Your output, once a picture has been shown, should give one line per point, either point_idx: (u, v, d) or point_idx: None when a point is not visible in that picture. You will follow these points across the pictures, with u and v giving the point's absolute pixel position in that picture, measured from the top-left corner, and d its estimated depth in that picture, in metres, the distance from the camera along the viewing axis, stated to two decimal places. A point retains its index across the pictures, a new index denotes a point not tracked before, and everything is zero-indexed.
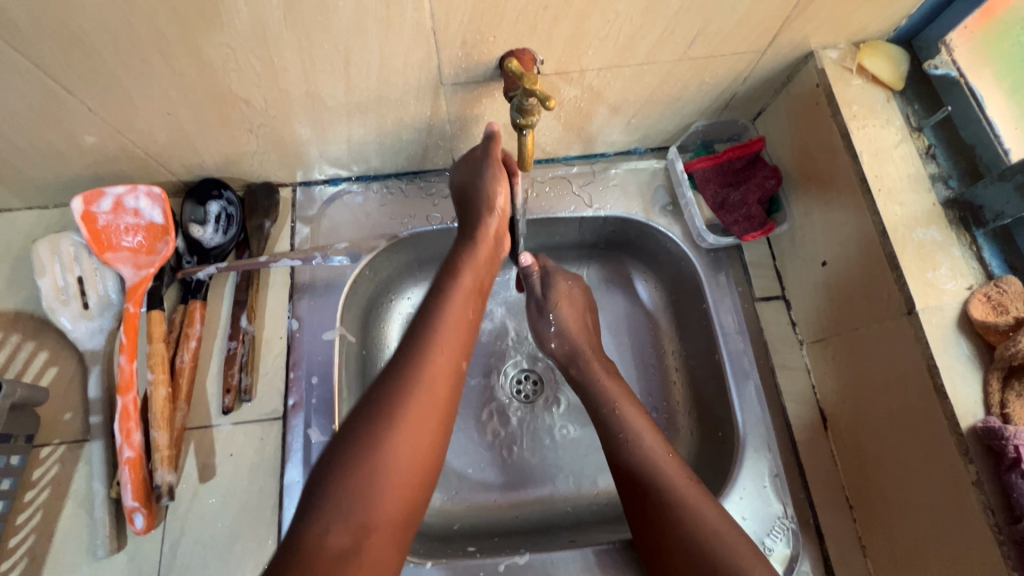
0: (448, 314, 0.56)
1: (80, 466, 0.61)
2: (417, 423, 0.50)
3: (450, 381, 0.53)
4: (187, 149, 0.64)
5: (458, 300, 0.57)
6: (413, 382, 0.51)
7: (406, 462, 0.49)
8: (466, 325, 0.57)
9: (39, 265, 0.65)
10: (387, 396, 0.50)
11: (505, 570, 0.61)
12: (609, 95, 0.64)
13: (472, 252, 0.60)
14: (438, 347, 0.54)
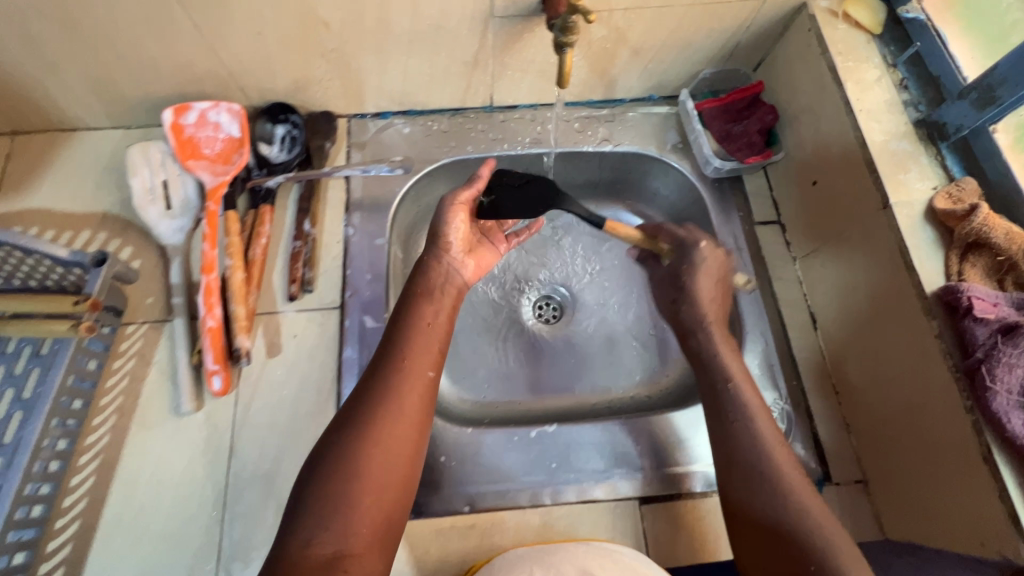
0: (414, 329, 0.61)
1: (162, 341, 0.70)
2: (390, 448, 0.53)
3: (421, 395, 0.57)
4: (266, 72, 0.73)
5: (420, 312, 0.62)
6: (380, 397, 0.55)
7: (387, 463, 0.52)
8: (428, 331, 0.61)
9: (131, 166, 0.74)
10: (356, 416, 0.54)
11: (536, 436, 0.68)
12: (632, 37, 0.74)
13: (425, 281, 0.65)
14: (414, 346, 0.60)
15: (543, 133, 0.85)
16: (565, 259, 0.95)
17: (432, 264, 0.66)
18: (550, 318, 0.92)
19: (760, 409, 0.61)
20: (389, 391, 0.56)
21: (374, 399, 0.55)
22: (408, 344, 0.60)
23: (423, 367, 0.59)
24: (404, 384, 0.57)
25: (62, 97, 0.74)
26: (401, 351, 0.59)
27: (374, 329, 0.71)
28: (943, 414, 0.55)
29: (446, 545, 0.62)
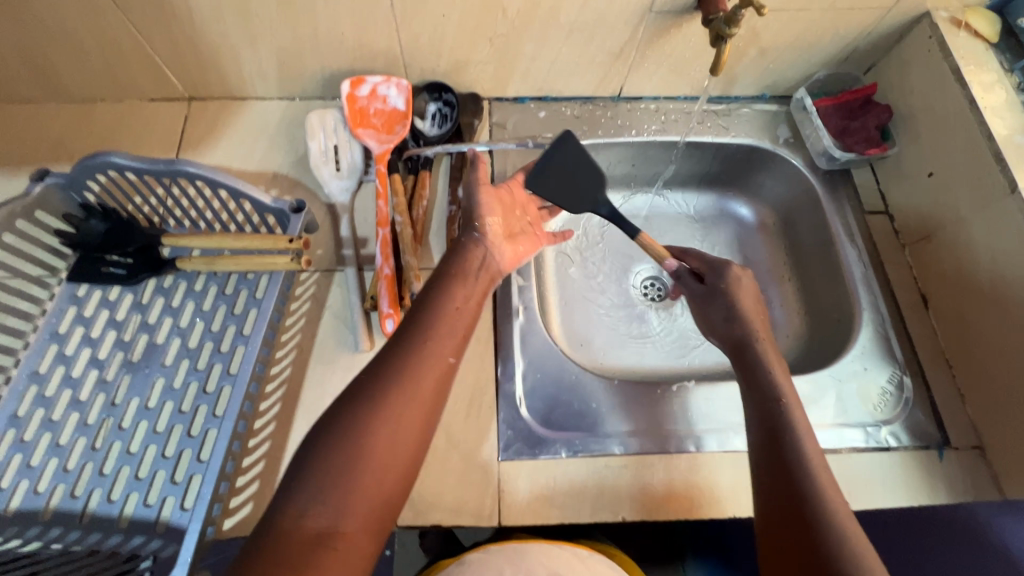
0: (436, 310, 0.61)
1: (333, 287, 0.76)
2: (391, 427, 0.52)
3: (439, 377, 0.57)
4: (435, 53, 0.81)
5: (443, 296, 0.63)
6: (396, 374, 0.55)
7: (396, 446, 0.52)
8: (453, 315, 0.61)
9: (309, 129, 0.81)
10: (371, 390, 0.54)
11: (678, 390, 0.74)
12: (764, 37, 0.82)
13: (459, 260, 0.67)
14: (437, 330, 0.59)
15: (667, 122, 0.92)
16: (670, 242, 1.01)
17: (467, 246, 0.68)
18: (657, 297, 0.98)
19: (804, 424, 0.61)
20: (407, 365, 0.55)
21: (390, 377, 0.54)
22: (432, 330, 0.59)
23: (445, 351, 0.58)
24: (425, 364, 0.56)
25: (248, 67, 0.83)
26: (425, 333, 0.59)
27: (524, 287, 0.79)
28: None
29: (603, 487, 0.67)
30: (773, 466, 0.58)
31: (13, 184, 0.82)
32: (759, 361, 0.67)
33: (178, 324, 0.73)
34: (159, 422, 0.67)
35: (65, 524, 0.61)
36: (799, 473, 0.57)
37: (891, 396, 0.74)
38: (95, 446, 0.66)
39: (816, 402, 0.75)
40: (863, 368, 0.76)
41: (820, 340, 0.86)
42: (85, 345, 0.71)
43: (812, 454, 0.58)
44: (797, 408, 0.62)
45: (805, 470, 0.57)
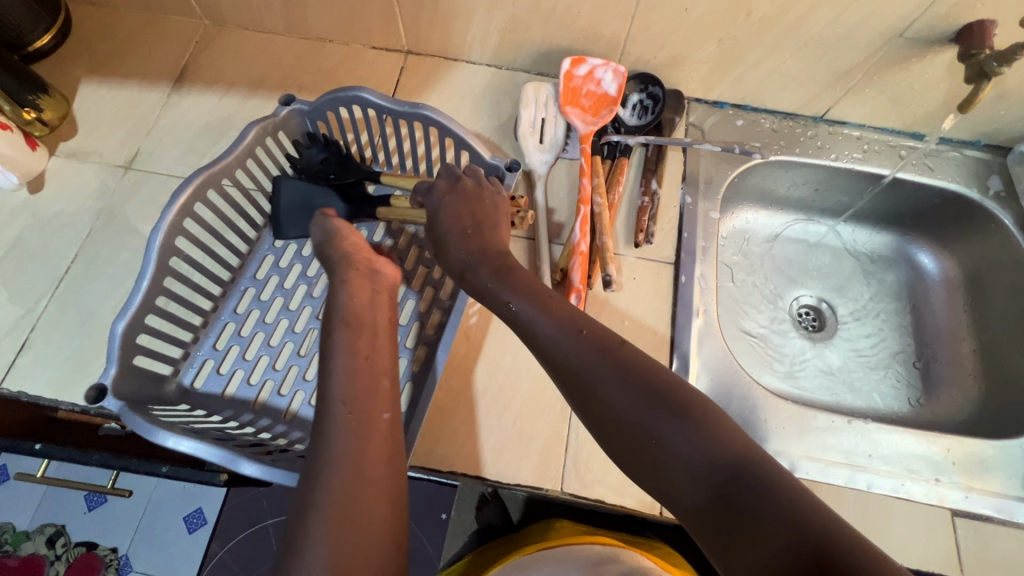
0: (338, 358, 0.58)
1: (522, 254, 0.79)
2: (367, 491, 0.50)
3: (381, 438, 0.54)
4: (659, 44, 0.82)
5: (351, 344, 0.59)
6: (344, 440, 0.52)
7: (369, 523, 0.48)
8: (367, 369, 0.58)
9: (524, 99, 0.85)
10: (318, 467, 0.51)
11: (851, 424, 0.73)
12: (1010, 82, 0.78)
13: (349, 297, 0.64)
14: (356, 389, 0.56)
15: (869, 152, 0.89)
16: (837, 273, 0.97)
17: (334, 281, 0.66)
18: (811, 327, 0.94)
19: (630, 380, 0.49)
20: (339, 432, 0.53)
21: (331, 443, 0.52)
22: (349, 393, 0.55)
23: (380, 408, 0.56)
24: (353, 425, 0.53)
25: (473, 31, 0.86)
26: (344, 396, 0.55)
27: (704, 289, 0.78)
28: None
29: None
30: (626, 446, 0.48)
31: (245, 104, 0.89)
32: (529, 315, 0.56)
33: None
34: None
35: (272, 417, 0.67)
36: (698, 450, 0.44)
37: None
38: (300, 352, 0.71)
39: (1002, 471, 0.70)
40: None
41: (1001, 409, 0.81)
42: (296, 260, 0.77)
43: (632, 409, 0.48)
44: (580, 360, 0.51)
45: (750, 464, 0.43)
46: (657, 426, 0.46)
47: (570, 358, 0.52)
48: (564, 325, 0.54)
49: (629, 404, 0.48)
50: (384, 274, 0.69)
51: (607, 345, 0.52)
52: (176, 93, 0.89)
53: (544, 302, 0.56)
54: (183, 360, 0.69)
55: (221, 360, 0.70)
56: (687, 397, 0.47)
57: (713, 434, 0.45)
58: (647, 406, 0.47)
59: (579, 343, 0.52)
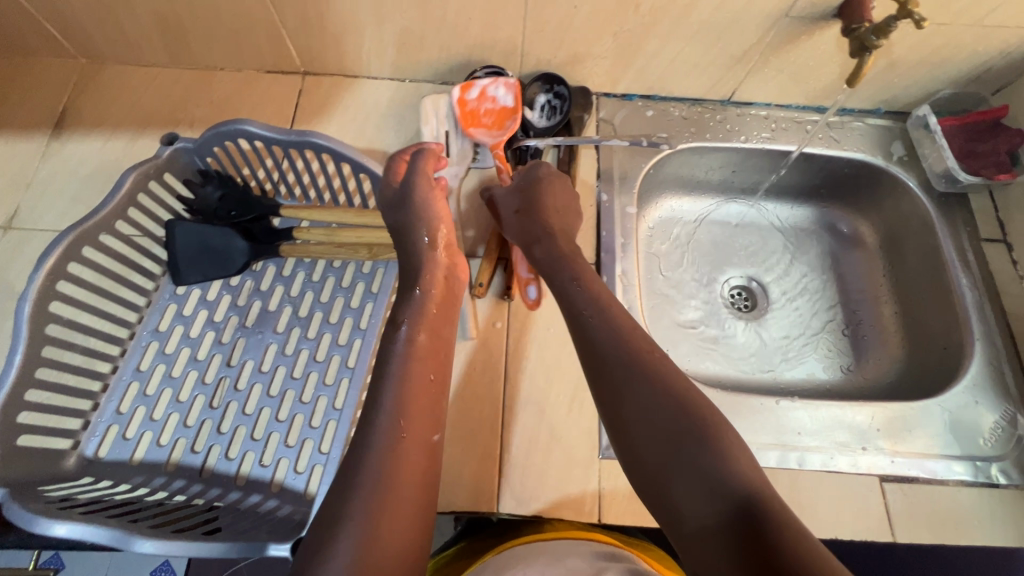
0: (405, 374, 0.53)
1: None
2: (393, 508, 0.46)
3: (423, 460, 0.50)
4: (556, 43, 0.81)
5: (419, 363, 0.55)
6: (387, 457, 0.48)
7: (393, 545, 0.45)
8: (428, 389, 0.54)
9: (423, 114, 0.82)
10: (354, 469, 0.48)
11: (780, 405, 0.73)
12: (897, 50, 0.80)
13: (426, 292, 0.59)
14: (407, 411, 0.51)
15: (778, 130, 0.90)
16: (764, 250, 0.99)
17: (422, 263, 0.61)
18: (744, 306, 0.95)
19: (671, 394, 0.51)
20: (383, 448, 0.48)
21: (373, 459, 0.48)
22: (402, 405, 0.51)
23: (426, 431, 0.51)
24: (402, 446, 0.49)
25: (368, 45, 0.83)
26: (397, 408, 0.51)
27: (627, 286, 0.78)
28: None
29: None
30: (654, 454, 0.49)
31: (133, 144, 0.84)
32: (584, 305, 0.60)
33: (289, 293, 0.74)
34: (272, 386, 0.69)
35: (186, 477, 0.64)
36: (721, 471, 0.45)
37: (1005, 434, 0.72)
38: (213, 404, 0.67)
39: (925, 430, 0.73)
40: (974, 402, 0.74)
41: (926, 367, 0.83)
42: (201, 306, 0.73)
43: (657, 417, 0.50)
44: (619, 356, 0.55)
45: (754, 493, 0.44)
46: (680, 437, 0.48)
47: (608, 360, 0.55)
48: (612, 327, 0.57)
49: (660, 412, 0.50)
50: (458, 279, 0.64)
51: (644, 350, 0.55)
52: (56, 139, 0.83)
53: (590, 306, 0.60)
54: (84, 430, 0.65)
55: (126, 424, 0.66)
56: (706, 426, 0.48)
57: (732, 461, 0.46)
58: (676, 417, 0.49)
59: (622, 349, 0.55)
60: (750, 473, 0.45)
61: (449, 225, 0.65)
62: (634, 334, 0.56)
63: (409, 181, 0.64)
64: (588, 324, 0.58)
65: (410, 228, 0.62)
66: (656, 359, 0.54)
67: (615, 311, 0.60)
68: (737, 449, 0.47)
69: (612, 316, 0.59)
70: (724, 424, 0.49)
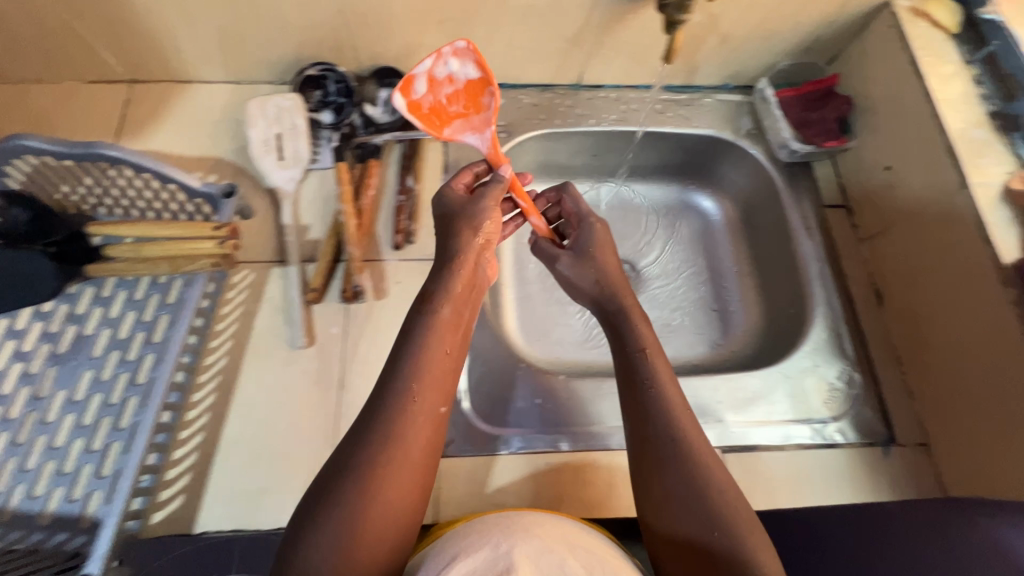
0: (422, 349, 0.53)
1: (272, 280, 0.74)
2: (395, 483, 0.48)
3: (428, 436, 0.51)
4: (384, 36, 0.79)
5: (437, 334, 0.54)
6: (394, 424, 0.49)
7: (387, 517, 0.47)
8: (444, 363, 0.54)
9: (250, 118, 0.78)
10: (365, 442, 0.49)
11: (624, 386, 0.74)
12: (723, 24, 0.80)
13: (449, 278, 0.58)
14: (415, 383, 0.51)
15: (628, 112, 0.90)
16: (636, 232, 0.98)
17: (460, 255, 0.59)
18: None
19: (711, 455, 0.55)
20: (396, 417, 0.50)
21: (365, 441, 0.49)
22: (416, 376, 0.52)
23: (434, 402, 0.51)
24: (410, 418, 0.50)
25: (189, 48, 0.79)
26: (412, 372, 0.52)
27: None
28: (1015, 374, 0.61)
29: (540, 483, 0.66)
30: (651, 488, 0.54)
31: None
32: (645, 376, 0.60)
33: (108, 315, 0.70)
34: (85, 415, 0.65)
35: None
36: (716, 529, 0.51)
37: (841, 394, 0.74)
38: (16, 441, 0.63)
39: (767, 398, 0.74)
40: (812, 365, 0.75)
41: (778, 335, 0.85)
42: (8, 336, 0.68)
43: (686, 486, 0.53)
44: (665, 435, 0.55)
45: (736, 546, 0.50)
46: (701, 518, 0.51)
47: (654, 434, 0.56)
48: (663, 393, 0.58)
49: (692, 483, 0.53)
50: (485, 268, 0.64)
51: (690, 431, 0.56)
52: None
53: (662, 379, 0.60)
54: None
55: None
56: (726, 497, 0.52)
57: (734, 527, 0.50)
58: (700, 490, 0.52)
59: (671, 423, 0.56)
60: (727, 511, 0.51)
61: (495, 228, 0.64)
62: (683, 408, 0.58)
63: (473, 195, 0.64)
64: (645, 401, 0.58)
65: (451, 219, 0.63)
66: (649, 390, 0.58)
67: (664, 375, 0.61)
68: (727, 487, 0.53)
69: (662, 392, 0.58)
70: (723, 472, 0.54)
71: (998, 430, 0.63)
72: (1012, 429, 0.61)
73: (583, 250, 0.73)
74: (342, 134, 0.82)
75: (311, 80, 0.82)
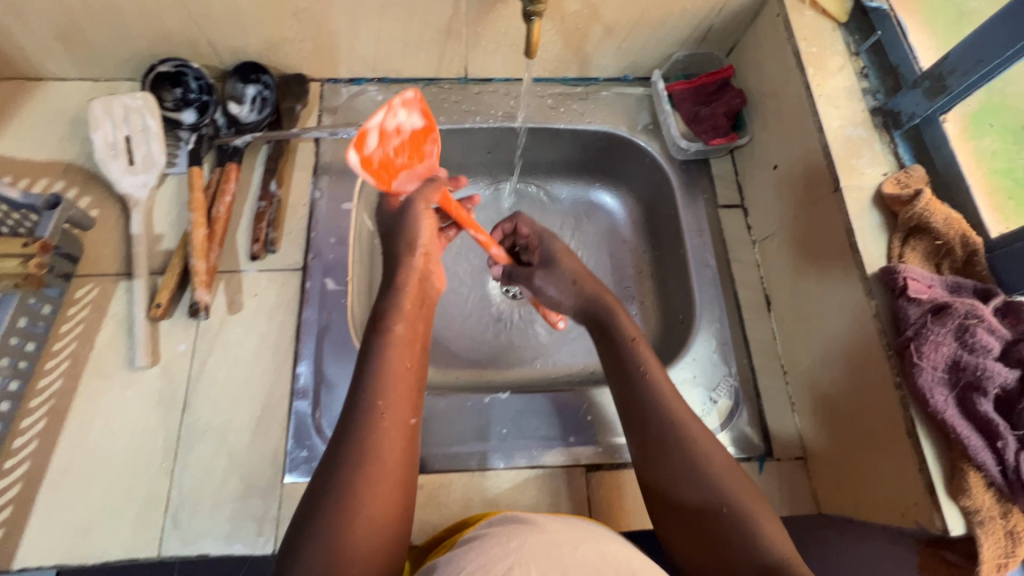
0: (384, 360, 0.51)
1: (118, 294, 0.70)
2: (376, 495, 0.45)
3: (402, 448, 0.48)
4: (237, 30, 0.73)
5: (393, 350, 0.52)
6: (366, 438, 0.47)
7: (373, 533, 0.44)
8: (405, 375, 0.51)
9: (93, 120, 0.72)
10: (338, 459, 0.46)
11: (490, 402, 0.69)
12: (604, 13, 0.75)
13: (397, 298, 0.55)
14: (380, 400, 0.49)
15: (516, 108, 0.85)
16: None
17: (399, 276, 0.57)
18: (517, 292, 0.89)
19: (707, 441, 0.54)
20: (364, 428, 0.47)
21: (351, 446, 0.46)
22: (383, 388, 0.49)
23: (404, 414, 0.49)
24: (380, 430, 0.47)
25: (27, 44, 0.73)
26: (375, 388, 0.49)
27: (335, 292, 0.72)
28: (876, 386, 0.57)
29: None
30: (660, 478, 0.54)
31: None
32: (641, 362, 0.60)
33: None
34: None
35: None
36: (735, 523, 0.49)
37: (721, 405, 0.70)
38: None
39: None
40: (690, 376, 0.71)
41: (666, 341, 0.80)
42: None
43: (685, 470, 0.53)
44: (662, 424, 0.55)
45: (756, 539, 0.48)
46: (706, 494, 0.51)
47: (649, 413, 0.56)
48: (657, 389, 0.58)
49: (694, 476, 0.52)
50: (434, 283, 0.60)
51: (696, 434, 0.54)
52: None
53: (654, 366, 0.60)
54: None
55: None
56: (750, 507, 0.50)
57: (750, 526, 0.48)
58: (716, 503, 0.50)
59: (663, 410, 0.56)
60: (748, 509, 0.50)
61: (432, 244, 0.60)
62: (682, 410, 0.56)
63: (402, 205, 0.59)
64: (636, 388, 0.58)
65: (391, 244, 0.58)
66: (645, 376, 0.59)
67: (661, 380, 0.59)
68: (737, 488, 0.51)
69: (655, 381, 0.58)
70: (725, 463, 0.53)
71: (859, 447, 0.60)
72: (870, 447, 0.58)
73: (550, 257, 0.71)
74: (201, 134, 0.77)
75: (167, 78, 0.77)
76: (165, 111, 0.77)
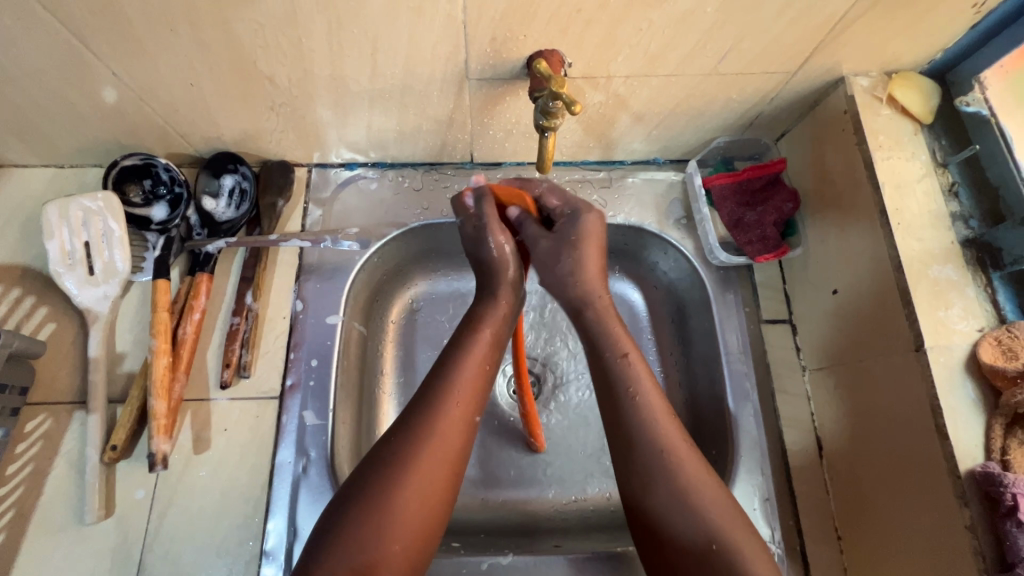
0: (462, 364, 0.54)
1: (72, 428, 0.62)
2: (430, 478, 0.48)
3: (461, 440, 0.51)
4: (208, 122, 0.63)
5: (473, 351, 0.55)
6: (426, 425, 0.49)
7: (414, 520, 0.46)
8: (481, 376, 0.54)
9: (48, 227, 0.64)
10: (404, 440, 0.49)
11: (488, 569, 0.60)
12: (634, 104, 0.63)
13: (493, 306, 0.59)
14: (452, 401, 0.51)
15: None
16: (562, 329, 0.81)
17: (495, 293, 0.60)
18: None
19: (652, 394, 0.53)
20: (429, 423, 0.50)
21: (413, 434, 0.49)
22: (451, 386, 0.52)
23: (468, 412, 0.52)
24: (440, 425, 0.50)
25: None
26: (444, 387, 0.52)
27: (315, 427, 0.63)
28: (924, 471, 0.50)
29: None
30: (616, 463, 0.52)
31: None
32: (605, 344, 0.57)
33: None
34: None
35: None
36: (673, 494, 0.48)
37: None
38: None
39: None
40: None
41: None
42: None
43: (659, 484, 0.49)
44: (637, 434, 0.51)
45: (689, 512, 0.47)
46: (683, 519, 0.47)
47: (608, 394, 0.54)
48: (639, 406, 0.52)
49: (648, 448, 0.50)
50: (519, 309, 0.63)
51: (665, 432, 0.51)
52: None
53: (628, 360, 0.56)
54: None
55: None
56: (676, 450, 0.50)
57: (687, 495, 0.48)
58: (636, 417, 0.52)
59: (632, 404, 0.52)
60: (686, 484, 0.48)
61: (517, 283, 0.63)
62: (648, 400, 0.53)
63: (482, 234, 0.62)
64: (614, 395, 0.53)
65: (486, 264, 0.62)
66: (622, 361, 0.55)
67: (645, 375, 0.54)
68: (692, 466, 0.49)
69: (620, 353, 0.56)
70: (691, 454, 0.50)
71: None
72: None
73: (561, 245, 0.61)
74: (170, 237, 0.68)
75: (134, 171, 0.68)
76: (132, 208, 0.68)
